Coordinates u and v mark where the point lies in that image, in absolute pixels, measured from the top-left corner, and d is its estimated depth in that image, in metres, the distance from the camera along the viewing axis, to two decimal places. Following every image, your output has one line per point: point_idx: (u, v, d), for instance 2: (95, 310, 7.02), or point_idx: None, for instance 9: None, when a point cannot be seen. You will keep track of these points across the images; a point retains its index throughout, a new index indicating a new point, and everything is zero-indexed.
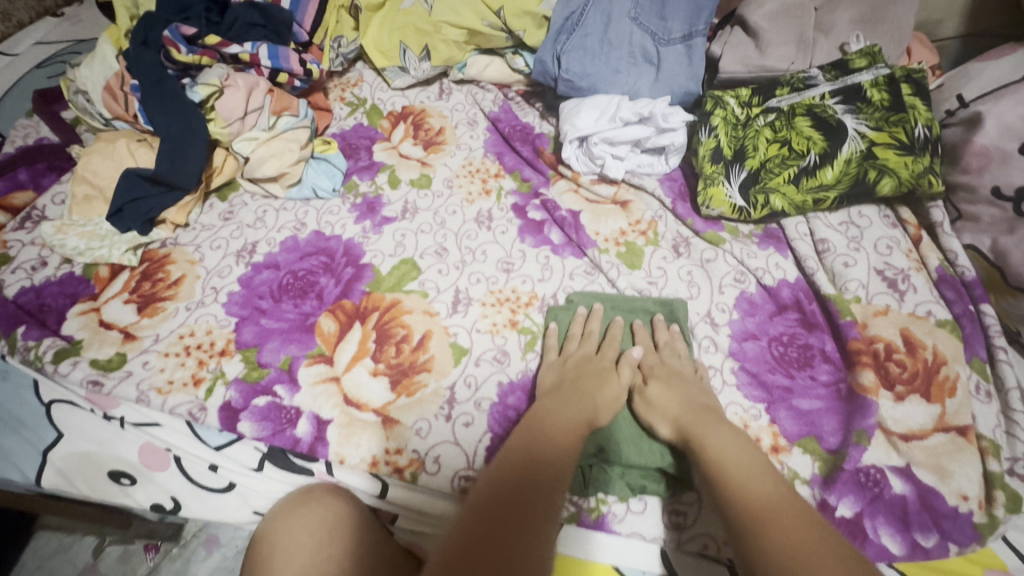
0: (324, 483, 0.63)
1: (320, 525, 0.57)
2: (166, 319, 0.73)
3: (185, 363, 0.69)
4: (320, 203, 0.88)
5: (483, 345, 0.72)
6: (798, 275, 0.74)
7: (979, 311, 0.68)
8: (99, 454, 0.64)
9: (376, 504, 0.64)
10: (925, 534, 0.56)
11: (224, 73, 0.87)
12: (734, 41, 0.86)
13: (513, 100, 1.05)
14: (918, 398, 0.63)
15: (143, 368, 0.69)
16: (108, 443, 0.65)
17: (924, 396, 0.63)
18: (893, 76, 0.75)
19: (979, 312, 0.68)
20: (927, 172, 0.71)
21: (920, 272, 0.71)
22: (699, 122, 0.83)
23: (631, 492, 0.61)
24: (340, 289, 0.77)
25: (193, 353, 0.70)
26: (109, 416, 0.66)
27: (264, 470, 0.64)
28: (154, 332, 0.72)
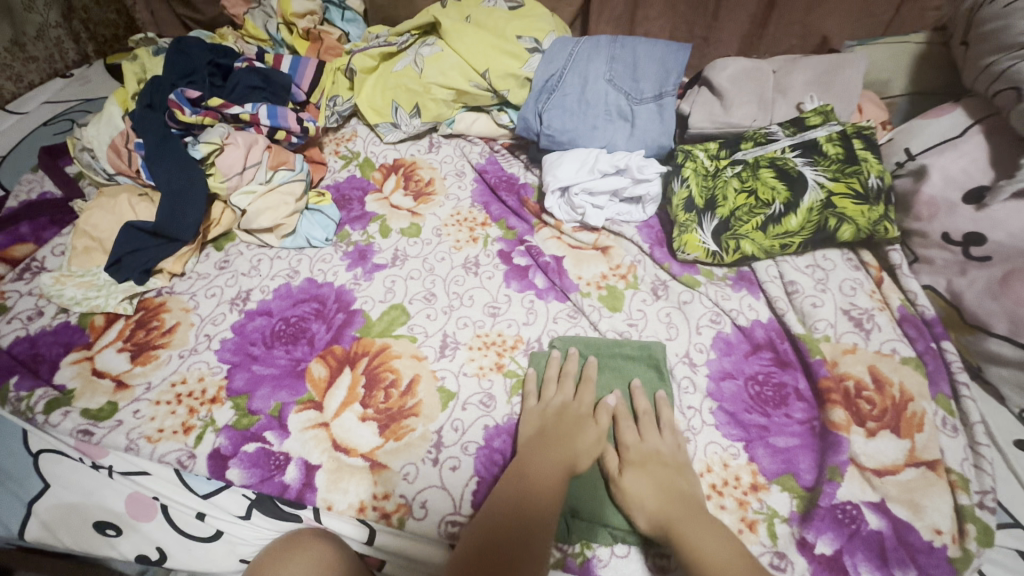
0: (312, 529, 0.63)
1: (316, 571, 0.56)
2: (158, 367, 0.75)
3: (176, 411, 0.70)
4: (313, 252, 0.91)
5: (470, 389, 0.74)
6: (770, 316, 0.78)
7: (941, 348, 0.72)
8: (85, 504, 0.64)
9: (364, 550, 0.64)
10: (904, 570, 0.57)
11: (225, 132, 0.91)
12: (701, 100, 0.93)
13: (498, 153, 1.11)
14: (889, 433, 0.65)
15: (134, 417, 0.70)
16: (94, 493, 0.65)
17: (894, 432, 0.65)
18: (845, 131, 0.81)
19: (941, 349, 0.72)
20: (882, 220, 0.77)
21: (884, 312, 0.76)
22: (672, 173, 0.89)
23: (614, 539, 0.62)
24: (331, 335, 0.79)
25: (184, 401, 0.71)
26: (97, 465, 0.66)
27: (252, 518, 0.64)
28: (145, 380, 0.73)
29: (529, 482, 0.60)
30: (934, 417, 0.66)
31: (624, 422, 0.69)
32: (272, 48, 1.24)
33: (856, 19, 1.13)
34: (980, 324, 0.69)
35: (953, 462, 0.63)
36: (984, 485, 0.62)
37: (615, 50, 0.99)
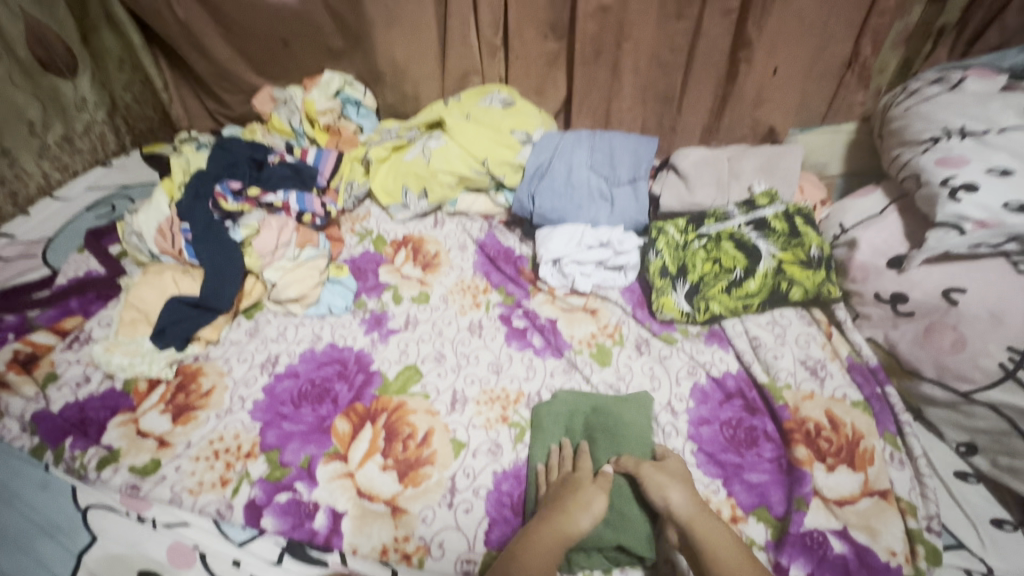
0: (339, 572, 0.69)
1: None
2: (197, 426, 0.83)
3: (214, 466, 0.79)
4: (334, 319, 1.02)
5: (479, 439, 0.83)
6: (739, 367, 0.90)
7: (885, 392, 0.83)
8: (129, 554, 0.69)
9: None
10: None
11: (260, 217, 1.06)
12: (669, 183, 1.09)
13: (496, 228, 1.26)
14: (845, 467, 0.75)
15: (175, 472, 0.78)
16: (138, 544, 0.70)
17: (850, 466, 0.75)
18: (788, 210, 0.98)
19: (885, 393, 0.83)
20: (824, 282, 0.91)
21: (835, 361, 0.88)
22: (648, 246, 1.03)
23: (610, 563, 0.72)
24: (353, 393, 0.89)
25: (221, 456, 0.80)
26: (142, 517, 0.72)
27: (283, 563, 0.70)
28: (185, 438, 0.82)
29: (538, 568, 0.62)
30: (882, 450, 0.77)
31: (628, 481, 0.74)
32: (295, 139, 1.41)
33: (797, 112, 1.35)
34: (914, 370, 0.81)
35: (902, 490, 0.73)
36: (930, 509, 0.71)
37: (595, 142, 1.17)
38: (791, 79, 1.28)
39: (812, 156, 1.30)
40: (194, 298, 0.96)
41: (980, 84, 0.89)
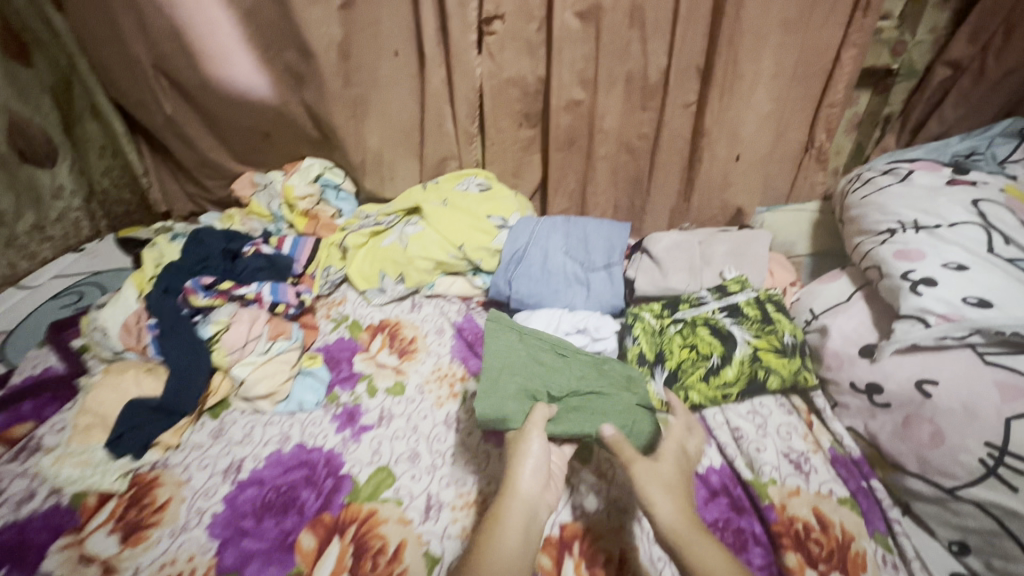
0: None
1: None
2: (149, 548, 0.77)
3: None
4: (304, 416, 0.98)
5: (454, 551, 0.78)
6: (722, 461, 0.88)
7: (870, 487, 0.82)
8: None
9: None
10: None
11: (232, 310, 1.03)
12: (643, 267, 1.12)
13: (475, 310, 1.24)
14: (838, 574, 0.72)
15: None
16: None
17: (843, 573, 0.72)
18: (759, 297, 1.00)
19: (871, 487, 0.82)
20: (801, 370, 0.92)
21: (818, 453, 0.86)
22: (626, 331, 1.03)
23: None
24: (322, 499, 0.84)
25: None
26: None
27: None
28: (134, 563, 0.75)
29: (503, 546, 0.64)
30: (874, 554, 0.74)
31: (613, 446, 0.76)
32: (273, 223, 1.42)
33: (762, 193, 1.41)
34: (898, 463, 0.80)
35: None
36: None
37: (570, 228, 1.19)
38: (753, 163, 1.35)
39: (778, 236, 1.34)
40: (155, 401, 0.92)
41: (929, 178, 0.94)
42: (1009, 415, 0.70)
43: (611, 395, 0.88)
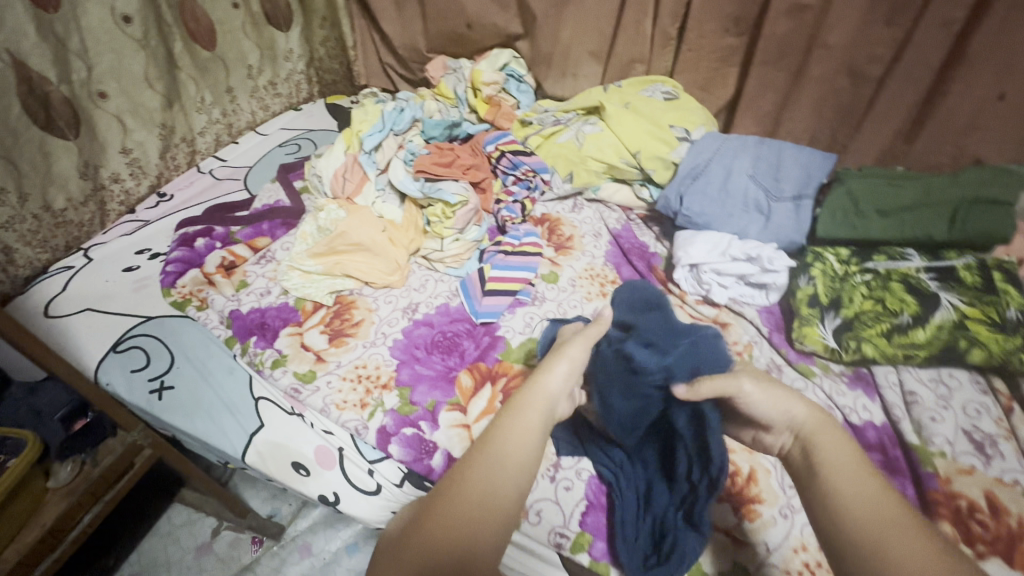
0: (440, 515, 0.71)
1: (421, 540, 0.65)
2: (91, 333, 0.89)
3: (141, 353, 0.87)
4: (287, 259, 1.01)
5: (341, 392, 0.82)
6: (884, 420, 0.75)
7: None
8: (126, 387, 0.84)
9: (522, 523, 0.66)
10: None
11: (270, 172, 1.27)
12: (832, 200, 0.91)
13: (498, 164, 1.18)
14: (999, 560, 0.61)
15: (97, 349, 0.87)
16: (128, 385, 0.84)
17: (1005, 562, 0.61)
18: (984, 263, 0.79)
19: (885, 401, 0.76)
20: (1016, 352, 0.73)
21: (1009, 440, 0.71)
22: (799, 270, 0.89)
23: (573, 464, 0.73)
24: (282, 317, 0.93)
25: (144, 351, 0.88)
26: (95, 373, 0.85)
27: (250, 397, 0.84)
28: (78, 338, 0.89)
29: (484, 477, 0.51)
30: (810, 536, 0.65)
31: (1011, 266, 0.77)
32: (339, 101, 1.53)
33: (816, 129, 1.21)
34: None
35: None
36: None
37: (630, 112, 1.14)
38: (761, 128, 1.18)
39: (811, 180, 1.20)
40: (136, 219, 1.13)
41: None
42: None
43: (947, 196, 0.83)
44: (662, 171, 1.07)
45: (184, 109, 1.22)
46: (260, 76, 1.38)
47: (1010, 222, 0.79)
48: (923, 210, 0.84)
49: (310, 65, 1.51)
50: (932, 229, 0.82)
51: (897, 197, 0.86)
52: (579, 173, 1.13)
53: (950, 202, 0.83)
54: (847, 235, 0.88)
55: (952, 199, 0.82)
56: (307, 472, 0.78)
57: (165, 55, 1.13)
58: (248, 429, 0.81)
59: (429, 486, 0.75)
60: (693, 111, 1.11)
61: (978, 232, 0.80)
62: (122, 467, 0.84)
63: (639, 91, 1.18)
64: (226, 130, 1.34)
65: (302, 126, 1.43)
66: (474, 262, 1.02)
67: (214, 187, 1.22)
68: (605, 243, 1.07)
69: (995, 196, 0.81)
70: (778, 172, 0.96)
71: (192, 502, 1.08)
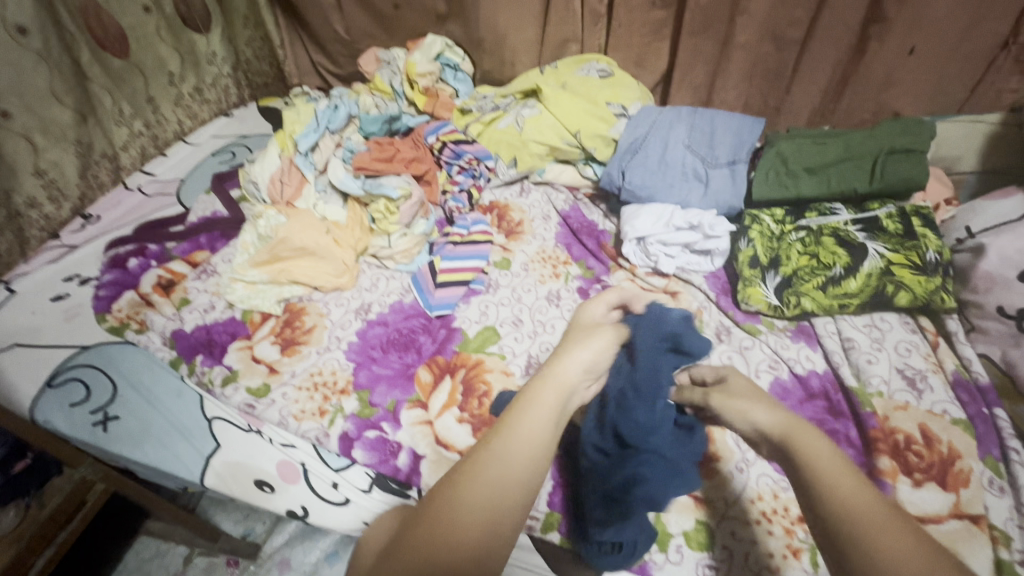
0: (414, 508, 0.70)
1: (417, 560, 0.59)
2: (19, 369, 0.84)
3: (78, 385, 0.82)
4: (231, 271, 0.98)
5: (298, 402, 0.81)
6: (826, 367, 0.79)
7: (992, 415, 0.71)
8: (64, 422, 0.79)
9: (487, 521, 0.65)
10: None
11: (204, 183, 1.21)
12: (764, 163, 0.94)
13: (440, 156, 1.17)
14: (934, 485, 0.66)
15: (28, 385, 0.82)
16: (66, 420, 0.79)
17: (940, 485, 0.65)
18: (905, 210, 0.83)
19: (826, 350, 0.81)
20: (939, 290, 0.78)
21: (937, 374, 0.76)
22: (739, 234, 0.92)
23: None
24: (229, 332, 0.90)
25: (80, 382, 0.83)
26: (31, 411, 0.80)
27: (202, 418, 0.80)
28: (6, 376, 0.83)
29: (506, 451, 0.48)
30: (765, 486, 0.68)
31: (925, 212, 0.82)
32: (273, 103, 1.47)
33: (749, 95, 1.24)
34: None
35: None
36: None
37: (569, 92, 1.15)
38: (696, 98, 1.20)
39: None
40: (60, 245, 1.06)
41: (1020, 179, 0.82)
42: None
43: (866, 150, 0.87)
44: (603, 148, 1.08)
45: (101, 123, 1.15)
46: (183, 82, 1.31)
47: (922, 170, 0.84)
48: (845, 164, 0.88)
49: (237, 68, 1.44)
50: (854, 182, 0.87)
51: (821, 154, 0.90)
52: (522, 157, 1.13)
53: (869, 155, 0.87)
54: (780, 196, 0.91)
55: (871, 152, 0.87)
56: (271, 488, 0.75)
57: (72, 67, 1.05)
58: (204, 452, 0.77)
59: (396, 487, 0.73)
60: (628, 86, 1.12)
61: (896, 182, 0.84)
62: (72, 507, 0.76)
63: (575, 71, 1.17)
64: (152, 142, 1.28)
65: (234, 132, 1.37)
66: (424, 255, 1.01)
67: (144, 204, 1.16)
68: (555, 225, 1.07)
69: (910, 146, 0.85)
70: (712, 141, 0.99)
71: (157, 533, 1.03)
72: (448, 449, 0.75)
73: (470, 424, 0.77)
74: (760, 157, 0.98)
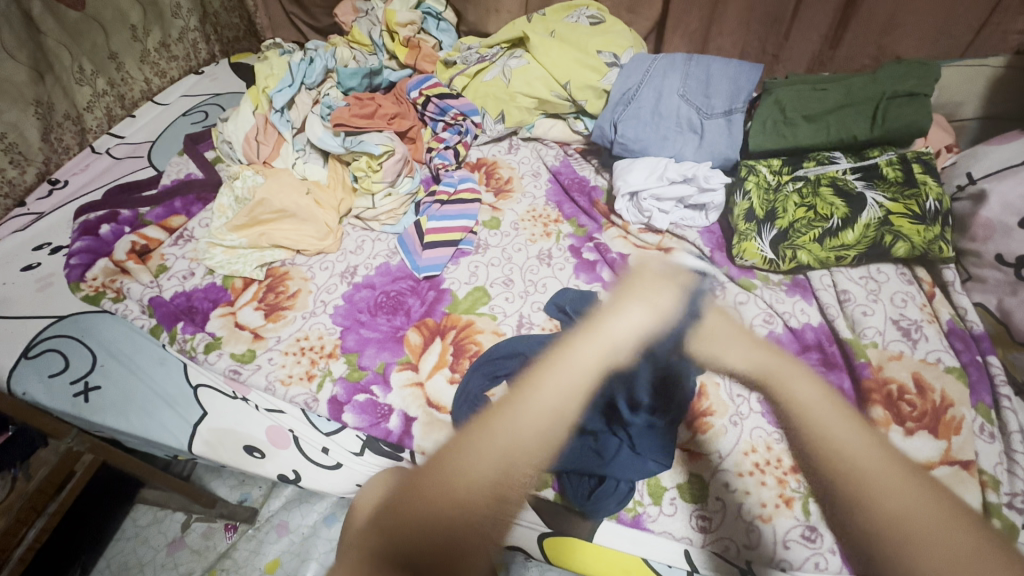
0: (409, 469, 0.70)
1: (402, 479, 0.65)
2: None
3: (56, 356, 0.80)
4: (209, 235, 0.94)
5: (284, 368, 0.78)
6: (821, 320, 0.78)
7: (986, 362, 0.71)
8: (44, 393, 0.77)
9: None
10: None
11: (177, 145, 1.16)
12: (762, 111, 0.90)
13: (423, 111, 1.11)
14: (926, 433, 0.66)
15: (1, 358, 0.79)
16: (45, 392, 0.77)
17: (931, 432, 0.65)
18: (905, 157, 0.81)
19: (821, 302, 0.79)
20: (938, 239, 0.76)
21: (933, 324, 0.75)
22: (735, 186, 0.89)
23: None
24: (211, 299, 0.87)
25: (57, 353, 0.80)
26: (9, 384, 0.77)
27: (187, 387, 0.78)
28: None
29: (504, 442, 0.60)
30: (760, 439, 0.67)
31: (927, 158, 0.80)
32: (245, 58, 1.39)
33: None
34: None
35: (767, 549, 0.61)
36: (688, 541, 0.63)
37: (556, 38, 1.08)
38: (691, 45, 1.14)
39: None
40: (27, 212, 1.01)
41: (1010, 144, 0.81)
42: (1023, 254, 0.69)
43: (868, 96, 0.84)
44: (595, 100, 1.03)
45: (61, 82, 1.08)
46: (147, 37, 1.23)
47: (926, 114, 0.81)
48: (845, 110, 0.85)
49: (205, 21, 1.35)
50: (855, 129, 0.84)
51: (820, 101, 0.86)
52: (510, 111, 1.08)
53: (870, 101, 0.84)
54: (778, 145, 0.88)
55: (872, 97, 0.83)
56: (262, 454, 0.74)
57: (22, 19, 0.97)
58: (190, 420, 0.76)
59: (388, 450, 0.73)
60: (620, 33, 1.06)
61: (899, 128, 0.81)
62: (61, 477, 0.75)
63: (563, 18, 1.11)
64: (118, 102, 1.21)
65: (206, 91, 1.30)
66: (410, 215, 0.98)
67: (113, 167, 1.11)
68: (545, 182, 1.04)
69: (913, 88, 0.82)
70: (708, 90, 0.94)
71: (153, 500, 1.03)
72: (441, 411, 0.74)
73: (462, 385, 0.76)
74: (757, 105, 0.94)
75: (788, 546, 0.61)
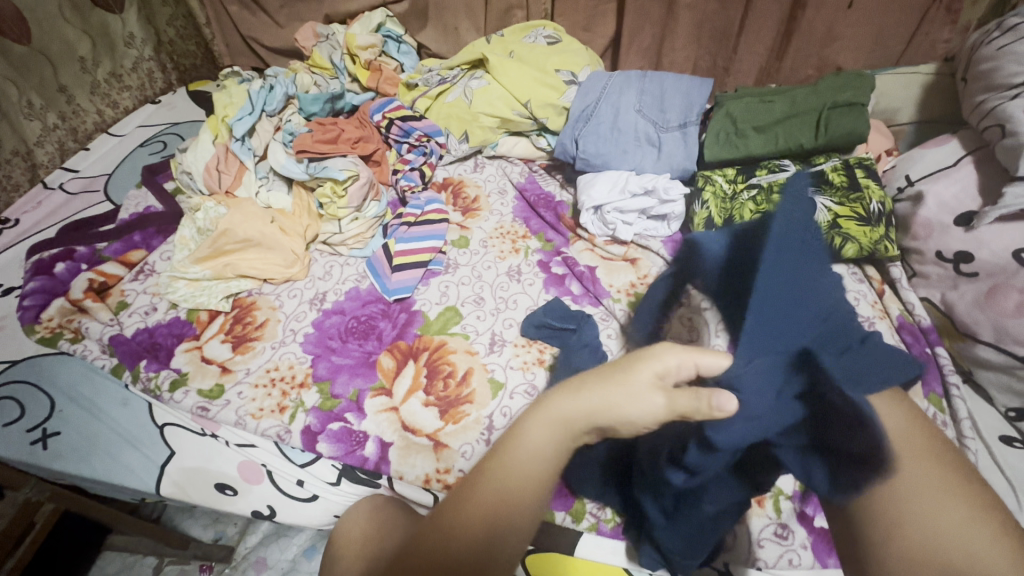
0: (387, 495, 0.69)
1: (362, 509, 0.66)
2: None
3: (9, 403, 0.76)
4: (172, 268, 0.92)
5: (252, 400, 0.77)
6: None
7: (934, 354, 0.75)
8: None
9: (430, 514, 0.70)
10: (823, 516, 0.64)
11: (135, 177, 1.13)
12: (715, 123, 0.94)
13: (388, 133, 1.12)
14: None
15: None
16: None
17: None
18: (848, 162, 0.86)
19: None
20: (883, 239, 0.80)
21: (883, 320, 0.79)
22: (694, 196, 0.92)
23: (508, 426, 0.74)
24: (175, 333, 0.85)
25: (11, 399, 0.77)
26: None
27: (150, 427, 0.76)
28: None
29: (536, 445, 0.40)
30: None
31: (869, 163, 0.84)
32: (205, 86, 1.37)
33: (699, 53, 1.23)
34: (969, 332, 0.72)
35: (744, 552, 0.62)
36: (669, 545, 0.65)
37: (514, 57, 1.10)
38: (646, 62, 1.18)
39: None
40: None
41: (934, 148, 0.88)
42: (959, 249, 0.73)
43: (812, 106, 0.88)
44: (556, 117, 1.06)
45: (8, 117, 1.05)
46: (97, 68, 1.20)
47: (865, 121, 0.85)
48: (791, 120, 0.89)
49: (160, 50, 1.33)
50: (801, 137, 0.88)
51: (767, 113, 0.91)
52: (473, 131, 1.09)
53: (813, 111, 0.88)
54: (731, 156, 0.92)
55: (815, 108, 0.88)
56: (233, 491, 0.73)
57: None
58: (157, 460, 0.74)
59: (364, 477, 0.71)
60: (577, 52, 1.10)
61: (842, 134, 0.86)
62: (21, 529, 0.70)
63: (521, 38, 1.14)
64: (70, 136, 1.18)
65: (164, 120, 1.28)
66: (378, 238, 0.98)
67: (68, 203, 1.07)
68: (512, 200, 1.05)
69: (852, 97, 0.87)
70: (662, 105, 0.98)
71: (122, 546, 0.98)
72: (416, 435, 0.74)
73: (436, 407, 0.76)
74: (709, 118, 0.98)
75: (763, 544, 0.62)
